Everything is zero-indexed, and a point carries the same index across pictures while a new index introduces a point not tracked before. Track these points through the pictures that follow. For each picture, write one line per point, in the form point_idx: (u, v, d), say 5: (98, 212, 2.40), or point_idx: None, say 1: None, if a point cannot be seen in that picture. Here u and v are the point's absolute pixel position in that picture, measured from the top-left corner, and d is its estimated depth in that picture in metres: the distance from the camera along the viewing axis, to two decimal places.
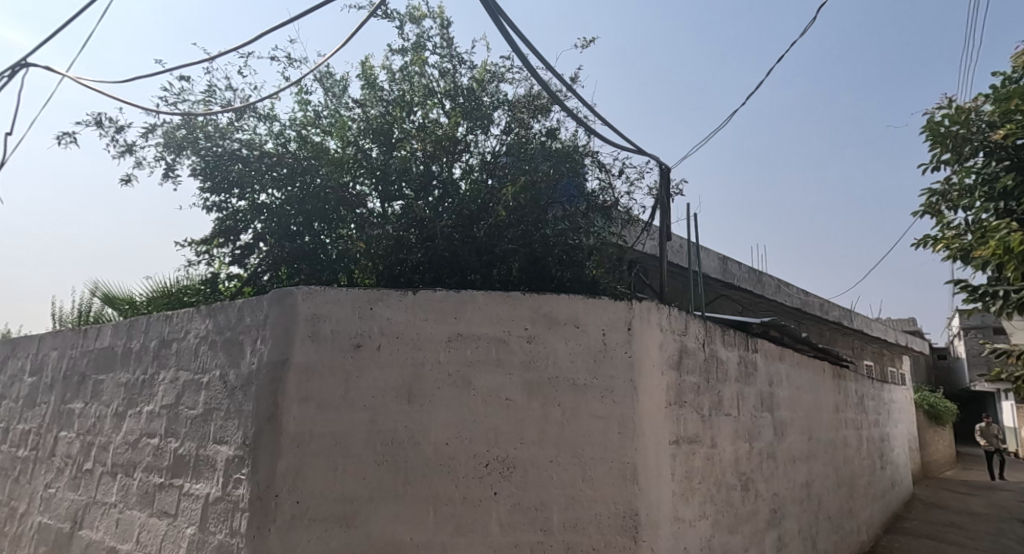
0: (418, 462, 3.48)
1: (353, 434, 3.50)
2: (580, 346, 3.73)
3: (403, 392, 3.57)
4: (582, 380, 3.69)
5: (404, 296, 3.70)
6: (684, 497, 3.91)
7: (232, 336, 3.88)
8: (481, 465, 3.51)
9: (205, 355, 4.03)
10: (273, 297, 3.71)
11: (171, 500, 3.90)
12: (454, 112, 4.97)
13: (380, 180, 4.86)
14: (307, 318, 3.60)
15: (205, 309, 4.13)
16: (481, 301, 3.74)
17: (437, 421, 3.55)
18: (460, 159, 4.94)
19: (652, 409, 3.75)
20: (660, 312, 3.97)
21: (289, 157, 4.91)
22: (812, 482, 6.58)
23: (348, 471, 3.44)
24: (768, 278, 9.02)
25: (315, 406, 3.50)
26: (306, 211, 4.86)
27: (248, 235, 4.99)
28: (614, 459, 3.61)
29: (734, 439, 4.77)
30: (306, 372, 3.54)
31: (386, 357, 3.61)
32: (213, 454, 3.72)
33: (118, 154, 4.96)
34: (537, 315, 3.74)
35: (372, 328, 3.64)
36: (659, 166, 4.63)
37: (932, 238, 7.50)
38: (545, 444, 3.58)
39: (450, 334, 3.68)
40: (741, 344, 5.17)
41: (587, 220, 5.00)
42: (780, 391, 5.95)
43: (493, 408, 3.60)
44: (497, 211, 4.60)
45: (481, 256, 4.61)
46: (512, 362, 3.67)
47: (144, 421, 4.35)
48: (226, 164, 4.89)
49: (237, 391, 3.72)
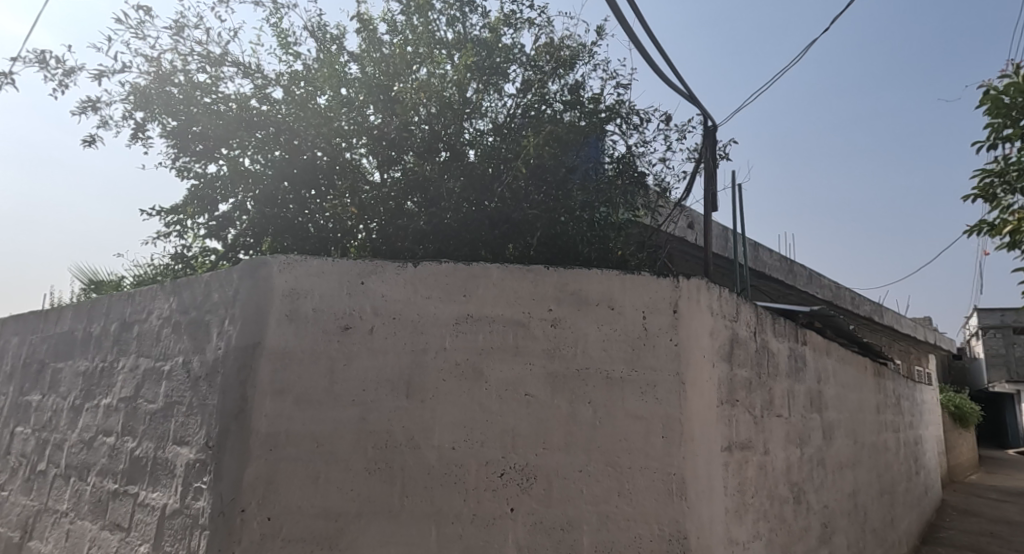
0: (418, 471, 2.85)
1: (340, 435, 2.87)
2: (615, 332, 3.08)
3: (402, 385, 2.94)
4: (617, 373, 3.04)
5: (403, 269, 3.07)
6: (738, 514, 3.27)
7: (198, 316, 3.25)
8: (496, 475, 2.87)
9: (168, 339, 3.40)
10: (244, 268, 3.08)
11: (124, 511, 3.27)
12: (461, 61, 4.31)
13: (377, 142, 4.19)
14: (283, 294, 2.97)
15: (170, 286, 3.51)
16: (495, 278, 3.10)
17: (441, 421, 2.92)
18: (471, 123, 4.27)
19: (703, 409, 3.10)
20: (710, 293, 3.30)
21: (279, 117, 4.27)
22: (858, 492, 5.90)
23: (331, 480, 2.81)
24: (799, 268, 8.35)
25: (292, 401, 2.87)
26: (295, 179, 4.27)
27: (227, 205, 4.37)
28: (657, 471, 2.95)
29: (786, 444, 4.12)
30: (282, 358, 2.91)
31: (381, 343, 2.98)
32: (172, 458, 3.09)
33: (77, 110, 4.33)
34: (562, 294, 3.10)
35: (363, 306, 3.00)
36: (704, 124, 3.98)
37: (988, 226, 6.81)
38: (573, 450, 2.94)
39: (458, 316, 3.04)
40: (791, 335, 4.52)
41: (618, 189, 4.30)
42: (829, 389, 5.29)
43: (510, 405, 2.95)
44: (517, 166, 3.99)
45: (496, 227, 4.03)
46: (533, 351, 3.02)
47: (101, 416, 3.72)
48: (200, 123, 4.24)
49: (201, 381, 3.08)
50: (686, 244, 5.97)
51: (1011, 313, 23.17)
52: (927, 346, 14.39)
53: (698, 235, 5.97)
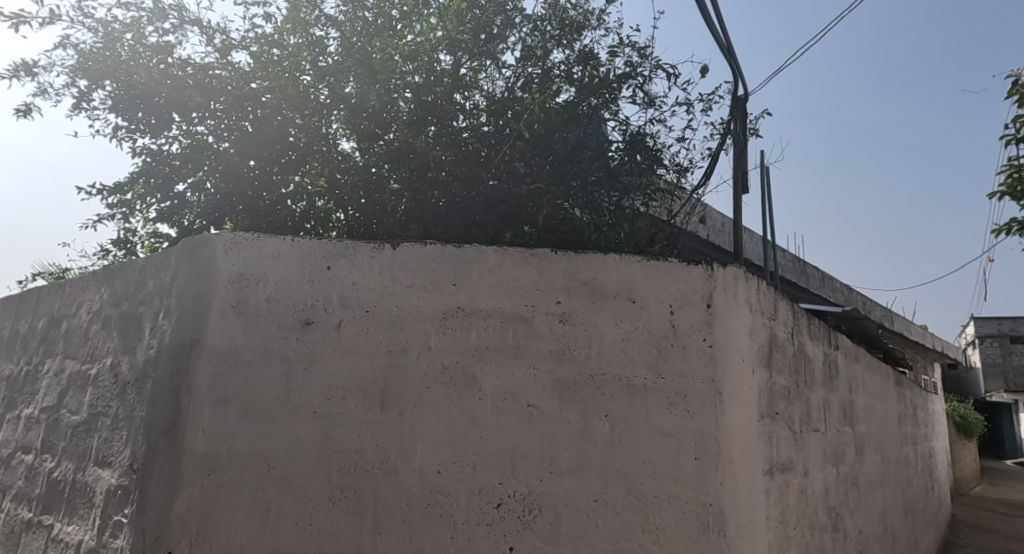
0: (395, 501, 2.30)
1: (297, 457, 2.30)
2: (636, 330, 2.54)
3: (375, 395, 2.38)
4: (639, 380, 2.49)
5: (379, 251, 2.51)
6: (780, 550, 2.74)
7: (130, 309, 2.68)
8: (491, 506, 2.32)
9: (97, 337, 2.82)
10: (183, 250, 2.52)
11: (37, 547, 2.69)
12: (448, 10, 3.77)
13: (355, 112, 3.60)
14: (229, 280, 2.41)
15: (102, 274, 2.93)
16: (491, 263, 2.54)
17: (423, 438, 2.36)
18: (466, 96, 3.70)
19: (743, 425, 2.56)
20: (749, 285, 2.75)
21: (242, 87, 3.68)
22: (887, 512, 5.37)
23: (284, 513, 2.25)
24: (811, 270, 7.85)
25: (238, 414, 2.31)
26: (263, 158, 3.68)
27: (184, 185, 3.77)
28: (690, 501, 2.40)
29: (823, 463, 3.59)
30: (226, 360, 2.35)
31: (350, 342, 2.42)
32: (91, 483, 2.50)
33: (10, 75, 3.81)
34: (573, 284, 2.55)
35: (330, 296, 2.45)
36: (735, 93, 3.45)
37: (1019, 225, 6.33)
38: (586, 475, 2.39)
39: (447, 309, 2.49)
40: (825, 338, 3.99)
41: (632, 170, 3.75)
42: (859, 399, 4.76)
43: (508, 419, 2.40)
44: (519, 131, 3.44)
45: (494, 208, 3.50)
46: (538, 352, 2.47)
47: (21, 430, 3.12)
48: (148, 89, 3.65)
49: (129, 388, 2.50)
50: (698, 240, 5.42)
51: (1008, 323, 22.87)
52: (933, 355, 13.91)
53: (710, 231, 5.44)
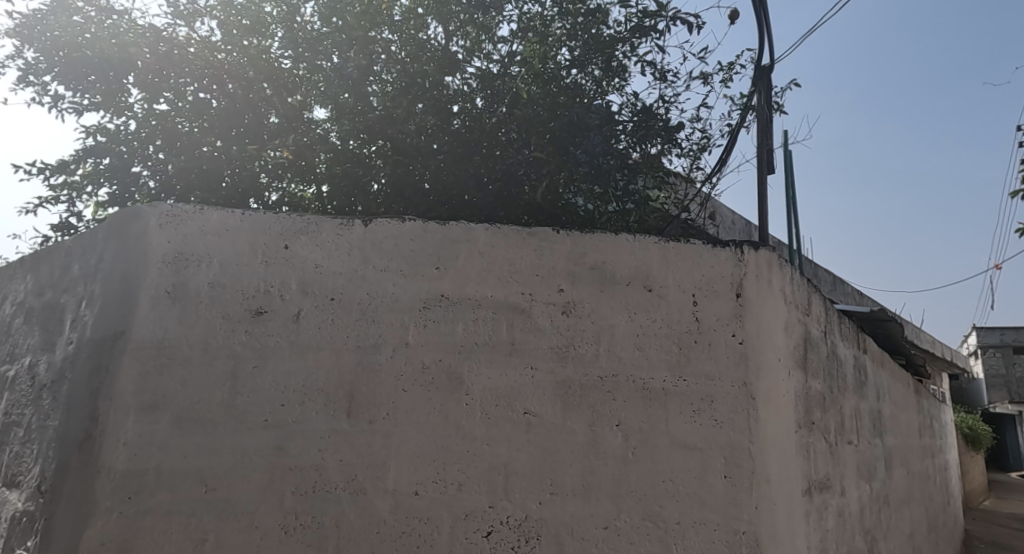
0: (362, 530, 1.88)
1: (242, 476, 1.88)
2: (653, 323, 2.13)
3: (340, 400, 1.97)
4: (657, 383, 2.08)
5: (347, 229, 2.11)
6: None
7: (53, 299, 2.26)
8: (479, 534, 1.92)
9: (18, 332, 2.40)
10: (111, 225, 2.11)
11: None
12: None
13: (331, 85, 3.20)
14: (163, 261, 2.01)
15: (28, 260, 2.51)
16: (482, 245, 2.14)
17: (397, 452, 1.95)
18: (465, 68, 3.27)
19: (779, 436, 2.16)
20: (783, 273, 2.36)
21: (206, 56, 3.28)
22: (914, 531, 4.95)
23: (225, 545, 1.84)
24: (822, 273, 7.46)
25: (170, 423, 1.90)
26: (230, 137, 3.33)
27: (141, 167, 3.38)
28: (719, 528, 1.99)
29: (857, 480, 3.18)
30: (157, 359, 1.94)
31: (310, 337, 2.01)
32: None
33: None
34: (578, 268, 2.15)
35: (288, 280, 2.05)
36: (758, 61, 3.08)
37: None
38: (594, 497, 1.98)
39: (428, 297, 2.08)
40: (855, 340, 3.60)
41: (641, 147, 3.38)
42: (886, 409, 4.36)
43: (501, 429, 1.99)
44: (519, 95, 3.05)
45: (487, 187, 3.13)
46: (537, 350, 2.06)
47: None
48: (100, 58, 3.26)
49: (44, 392, 2.09)
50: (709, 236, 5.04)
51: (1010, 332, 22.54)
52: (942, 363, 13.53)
53: (721, 227, 5.07)
